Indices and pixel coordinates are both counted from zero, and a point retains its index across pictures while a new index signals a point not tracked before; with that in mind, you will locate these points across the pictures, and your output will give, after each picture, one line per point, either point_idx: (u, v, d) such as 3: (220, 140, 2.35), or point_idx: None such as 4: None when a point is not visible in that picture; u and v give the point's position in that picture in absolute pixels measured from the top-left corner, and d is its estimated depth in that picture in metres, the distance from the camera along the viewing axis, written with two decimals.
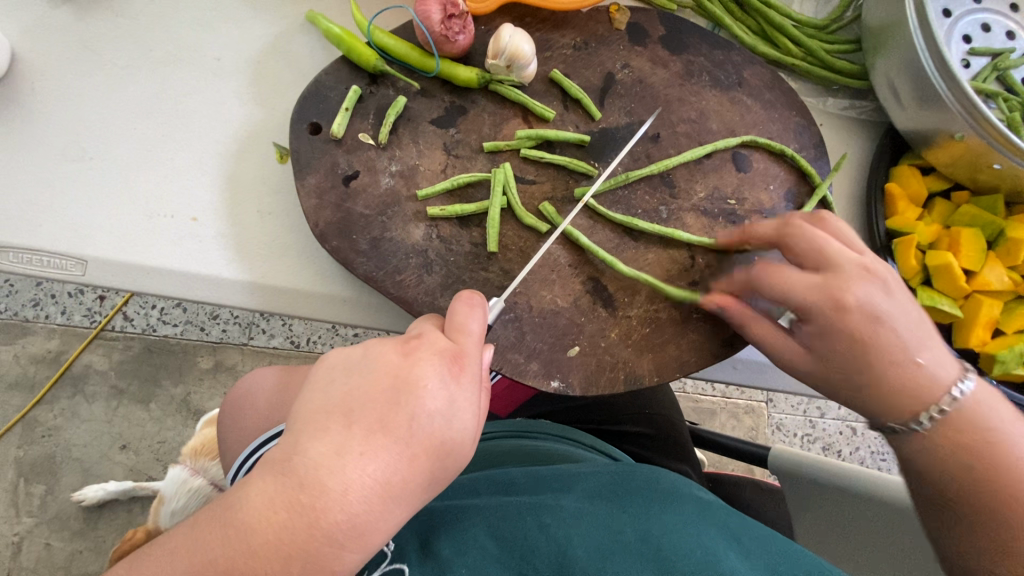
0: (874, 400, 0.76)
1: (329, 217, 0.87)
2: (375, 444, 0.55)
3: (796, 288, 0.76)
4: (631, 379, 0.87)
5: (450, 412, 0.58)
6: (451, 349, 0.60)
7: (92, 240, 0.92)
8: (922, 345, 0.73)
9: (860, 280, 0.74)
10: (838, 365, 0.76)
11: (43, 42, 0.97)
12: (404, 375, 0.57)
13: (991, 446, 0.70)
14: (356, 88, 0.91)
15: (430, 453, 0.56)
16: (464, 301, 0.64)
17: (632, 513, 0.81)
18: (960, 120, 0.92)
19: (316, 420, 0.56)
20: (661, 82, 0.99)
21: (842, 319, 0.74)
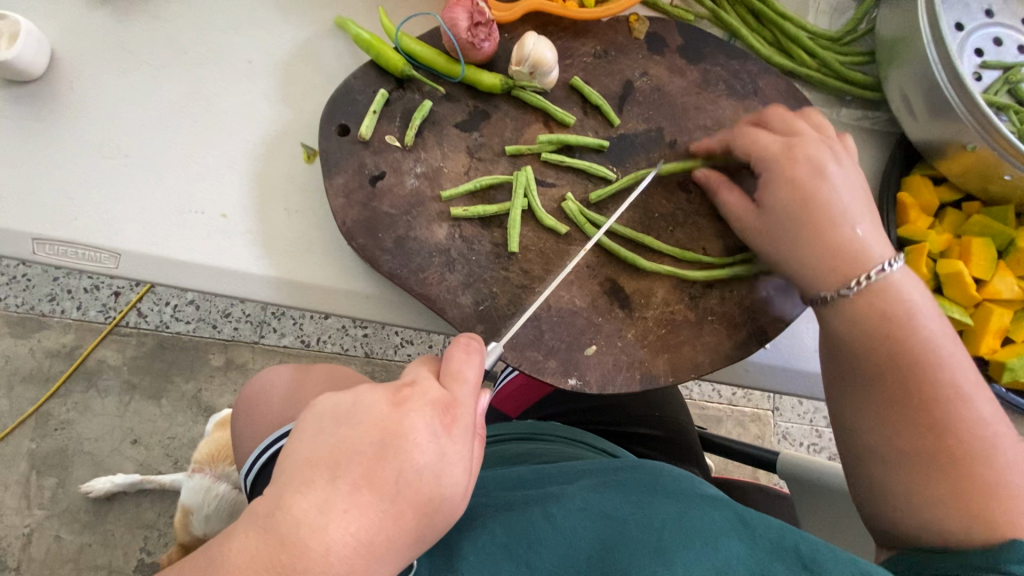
0: (804, 217, 0.84)
1: (356, 215, 0.89)
2: (360, 502, 0.57)
3: (760, 145, 0.89)
4: (648, 379, 0.89)
5: (440, 465, 0.60)
6: (443, 398, 0.63)
7: (125, 234, 0.95)
8: (860, 218, 0.84)
9: (824, 144, 0.87)
10: (778, 213, 0.87)
11: (79, 42, 1.00)
12: (393, 426, 0.60)
13: (909, 326, 0.77)
14: (383, 92, 0.94)
15: (417, 509, 0.59)
16: (461, 347, 0.68)
17: (635, 501, 0.83)
18: (973, 132, 0.94)
19: (301, 474, 0.58)
20: (678, 91, 1.02)
21: (789, 165, 0.86)
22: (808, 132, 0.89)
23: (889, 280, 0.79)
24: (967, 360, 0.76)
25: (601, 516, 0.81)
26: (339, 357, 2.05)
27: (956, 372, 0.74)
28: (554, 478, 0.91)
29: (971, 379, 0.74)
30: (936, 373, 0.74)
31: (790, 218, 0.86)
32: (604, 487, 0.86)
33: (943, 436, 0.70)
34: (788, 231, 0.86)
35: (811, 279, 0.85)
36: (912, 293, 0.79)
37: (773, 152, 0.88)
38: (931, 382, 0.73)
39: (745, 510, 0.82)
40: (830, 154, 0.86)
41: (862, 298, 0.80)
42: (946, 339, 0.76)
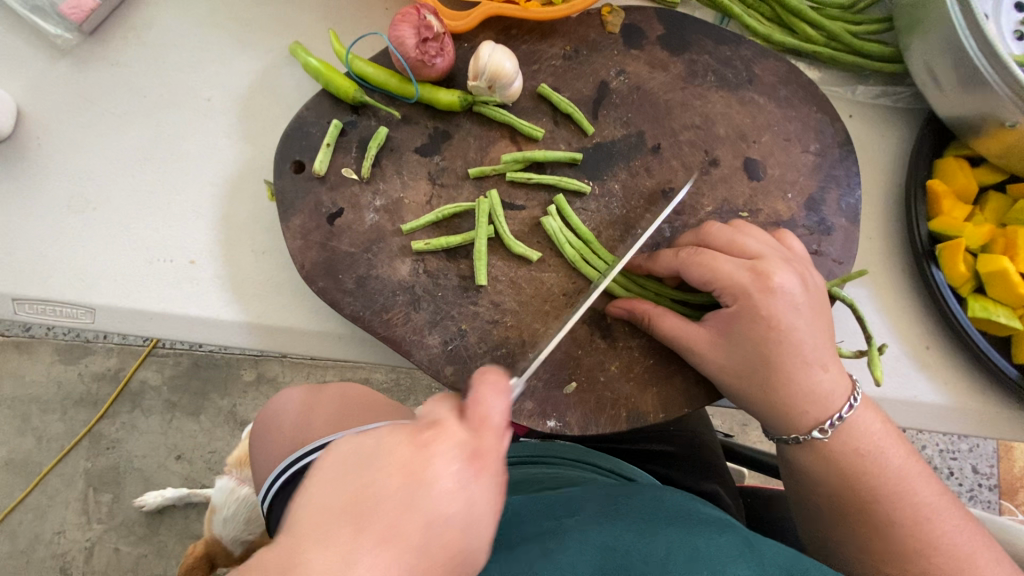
0: (771, 373, 0.73)
1: (314, 257, 0.85)
2: (389, 554, 0.46)
3: (721, 271, 0.75)
4: (634, 417, 0.81)
5: (470, 518, 0.49)
6: (473, 443, 0.50)
7: (98, 289, 0.94)
8: (825, 354, 0.73)
9: (779, 263, 0.75)
10: (746, 356, 0.74)
11: (45, 94, 0.99)
12: (419, 473, 0.48)
13: (875, 459, 0.72)
14: (337, 123, 0.88)
15: (444, 562, 0.48)
16: (485, 379, 0.53)
17: (635, 529, 0.73)
18: (1009, 105, 0.81)
19: (320, 523, 0.46)
20: (660, 87, 0.92)
21: (763, 302, 0.72)
22: (766, 250, 0.76)
23: (857, 418, 0.73)
24: (931, 474, 0.73)
25: (602, 548, 0.70)
26: (364, 367, 2.05)
27: (922, 490, 0.71)
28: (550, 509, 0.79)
29: (937, 493, 0.71)
30: (906, 498, 0.70)
31: (758, 365, 0.73)
32: (607, 515, 0.76)
33: (930, 561, 0.67)
34: (752, 378, 0.74)
35: (782, 424, 0.74)
36: (870, 420, 0.74)
37: (745, 289, 0.73)
38: (905, 507, 0.69)
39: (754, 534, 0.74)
40: (799, 285, 0.74)
41: (835, 440, 0.73)
42: (908, 460, 0.73)
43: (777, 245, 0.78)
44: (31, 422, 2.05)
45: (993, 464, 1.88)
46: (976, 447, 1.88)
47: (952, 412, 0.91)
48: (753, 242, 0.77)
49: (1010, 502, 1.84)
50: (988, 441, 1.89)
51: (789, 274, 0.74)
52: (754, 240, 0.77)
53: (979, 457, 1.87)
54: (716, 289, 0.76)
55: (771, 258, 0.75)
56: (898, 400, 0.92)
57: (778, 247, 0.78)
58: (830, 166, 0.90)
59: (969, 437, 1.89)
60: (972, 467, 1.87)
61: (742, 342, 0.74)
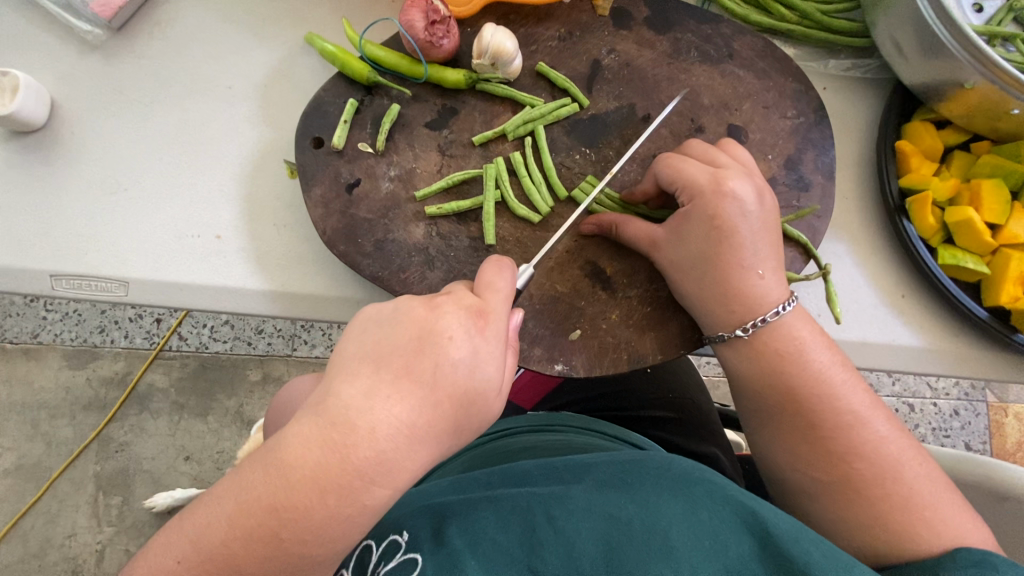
0: (716, 268, 0.81)
1: (335, 224, 0.92)
2: (402, 388, 0.58)
3: (686, 173, 0.83)
4: (635, 359, 0.88)
5: (474, 362, 0.60)
6: (477, 303, 0.63)
7: (132, 263, 1.00)
8: (763, 259, 0.81)
9: (739, 174, 0.82)
10: (692, 250, 0.83)
11: (76, 87, 1.06)
12: (429, 325, 0.60)
13: (827, 398, 0.77)
14: (352, 101, 0.96)
15: (454, 399, 0.59)
16: (492, 262, 0.68)
17: (641, 501, 0.74)
18: (970, 69, 0.89)
19: (347, 365, 0.60)
20: (648, 63, 1.00)
21: (715, 202, 0.80)
22: (731, 163, 0.84)
23: (784, 322, 0.80)
24: (860, 385, 0.79)
25: (607, 516, 0.73)
26: None
27: (848, 399, 0.78)
28: (556, 472, 0.82)
29: (863, 404, 0.78)
30: (834, 406, 0.77)
31: (700, 255, 0.82)
32: (611, 485, 0.77)
33: (853, 466, 0.75)
34: (697, 273, 0.82)
35: (713, 318, 0.83)
36: (822, 356, 0.79)
37: (700, 186, 0.82)
38: (854, 441, 0.76)
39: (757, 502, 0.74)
40: (753, 193, 0.81)
41: (757, 340, 0.81)
42: (838, 370, 0.79)
43: (748, 165, 0.86)
44: (42, 427, 2.09)
45: (986, 440, 1.95)
46: (968, 425, 1.95)
47: (909, 355, 0.99)
48: (721, 156, 0.85)
49: None
50: (980, 418, 1.96)
51: (746, 184, 0.81)
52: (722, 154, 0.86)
53: (971, 433, 1.94)
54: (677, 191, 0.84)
55: (731, 168, 0.83)
56: (877, 343, 0.99)
57: (744, 166, 0.85)
58: (806, 129, 0.98)
59: (961, 415, 1.96)
60: (965, 443, 1.93)
61: (691, 239, 0.83)
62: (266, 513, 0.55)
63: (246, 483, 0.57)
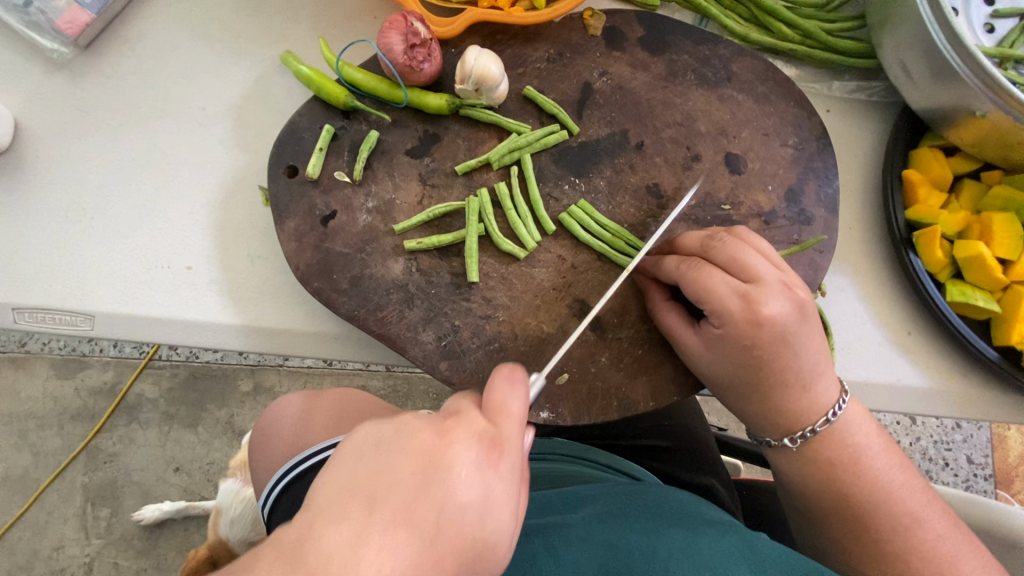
0: (764, 390, 0.75)
1: (309, 259, 0.87)
2: (399, 539, 0.44)
3: (714, 291, 0.75)
4: (625, 405, 0.83)
5: (486, 508, 0.48)
6: (490, 431, 0.50)
7: (96, 296, 0.95)
8: (816, 371, 0.74)
9: (775, 292, 0.73)
10: (729, 369, 0.76)
11: (42, 108, 1.01)
12: (435, 460, 0.47)
13: (853, 470, 0.72)
14: (328, 128, 0.91)
15: (459, 553, 0.46)
16: (502, 375, 0.53)
17: (640, 529, 0.70)
18: (981, 96, 0.83)
19: (336, 501, 0.45)
20: (642, 87, 0.95)
21: (752, 333, 0.73)
22: (770, 273, 0.74)
23: (834, 428, 0.74)
24: (893, 452, 0.75)
25: (604, 544, 0.68)
26: (360, 374, 2.05)
27: (904, 498, 0.71)
28: (558, 504, 0.79)
29: (920, 498, 0.71)
30: (889, 508, 0.70)
31: (737, 381, 0.77)
32: (611, 515, 0.73)
33: (892, 553, 0.69)
34: (739, 391, 0.77)
35: (759, 425, 0.78)
36: (856, 429, 0.74)
37: (732, 315, 0.74)
38: (887, 519, 0.70)
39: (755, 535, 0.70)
40: (793, 311, 0.73)
41: (806, 448, 0.75)
42: (895, 470, 0.73)
43: (779, 266, 0.77)
44: (28, 438, 2.04)
45: (988, 454, 1.90)
46: (970, 438, 1.90)
47: (934, 397, 0.94)
48: (759, 261, 0.75)
49: (1006, 491, 1.85)
50: (982, 431, 1.91)
51: (785, 306, 0.73)
52: (758, 259, 0.75)
53: (973, 447, 1.89)
54: (707, 309, 0.76)
55: (768, 284, 0.74)
56: (881, 382, 0.94)
57: (780, 270, 0.76)
58: (808, 158, 0.93)
59: (964, 428, 1.91)
60: (967, 457, 1.89)
61: (728, 358, 0.76)
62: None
63: None
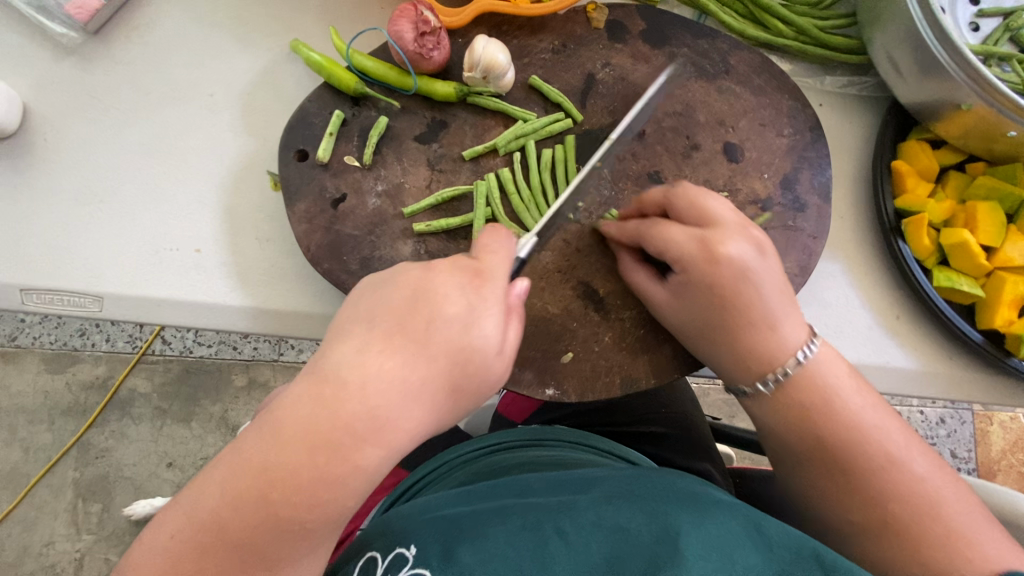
0: (734, 339, 0.78)
1: (320, 240, 0.89)
2: (393, 343, 0.54)
3: (674, 237, 0.79)
4: (628, 383, 0.86)
5: (471, 318, 0.57)
6: (474, 266, 0.61)
7: (106, 278, 0.96)
8: (780, 311, 0.76)
9: (731, 233, 0.77)
10: (699, 317, 0.80)
11: (51, 93, 1.02)
12: (424, 285, 0.57)
13: (828, 411, 0.73)
14: (338, 113, 0.93)
15: (450, 356, 0.55)
16: (490, 232, 0.67)
17: (649, 511, 0.71)
18: (966, 89, 0.88)
19: (342, 325, 0.56)
20: (644, 78, 0.98)
21: (712, 270, 0.76)
22: (726, 217, 0.79)
23: (806, 369, 0.75)
24: (871, 395, 0.75)
25: (615, 529, 0.68)
26: None
27: (883, 438, 0.71)
28: (564, 484, 0.77)
29: (898, 439, 0.72)
30: (866, 449, 0.71)
31: (705, 325, 0.80)
32: (620, 498, 0.73)
33: (876, 489, 0.70)
34: (707, 334, 0.80)
35: (731, 373, 0.80)
36: (829, 370, 0.75)
37: (692, 257, 0.78)
38: (865, 458, 0.71)
39: (759, 515, 0.72)
40: (750, 249, 0.76)
41: (778, 393, 0.76)
42: (871, 411, 0.73)
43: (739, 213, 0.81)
44: (18, 433, 2.00)
45: (971, 448, 1.95)
46: (954, 433, 1.96)
47: (922, 378, 0.98)
48: (715, 204, 0.80)
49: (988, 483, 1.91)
50: (965, 426, 1.97)
51: (743, 243, 0.76)
52: (714, 203, 0.80)
53: (956, 441, 1.95)
54: (670, 258, 0.80)
55: (724, 226, 0.77)
56: (871, 365, 0.98)
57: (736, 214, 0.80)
58: (802, 148, 0.97)
59: (947, 423, 1.96)
60: (950, 451, 1.94)
61: (693, 302, 0.79)
62: (255, 475, 0.52)
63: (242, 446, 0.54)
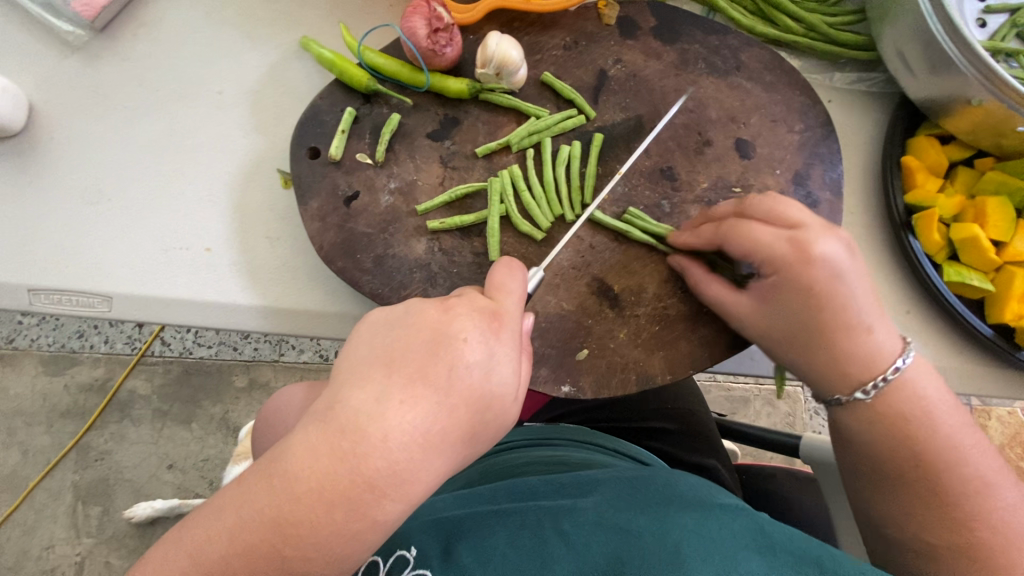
0: (824, 344, 0.76)
1: (333, 239, 0.88)
2: (416, 393, 0.52)
3: (759, 240, 0.76)
4: (644, 379, 0.86)
5: (490, 364, 0.55)
6: (491, 306, 0.58)
7: (115, 278, 0.95)
8: (871, 315, 0.74)
9: (822, 232, 0.74)
10: (793, 321, 0.77)
11: (57, 90, 1.01)
12: (443, 329, 0.55)
13: (930, 426, 0.72)
14: (350, 110, 0.92)
15: (470, 405, 0.53)
16: (502, 266, 0.64)
17: (650, 513, 0.70)
18: (976, 85, 0.88)
19: (357, 370, 0.54)
20: (655, 74, 0.98)
21: (804, 272, 0.73)
22: (808, 219, 0.76)
23: (905, 379, 0.73)
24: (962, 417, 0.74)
25: (616, 530, 0.68)
26: None
27: (976, 461, 0.71)
28: (566, 487, 0.77)
29: (991, 463, 0.72)
30: (961, 470, 0.70)
31: (797, 331, 0.77)
32: (621, 501, 0.73)
33: (965, 515, 0.69)
34: (799, 340, 0.78)
35: (823, 381, 0.77)
36: (927, 386, 0.74)
37: (783, 259, 0.75)
38: (957, 480, 0.70)
39: (765, 518, 0.71)
40: (843, 249, 0.74)
41: (879, 403, 0.74)
42: (963, 432, 0.73)
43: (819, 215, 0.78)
44: (17, 436, 1.98)
45: None
46: None
47: (933, 372, 0.98)
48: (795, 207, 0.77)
49: None
50: None
51: (835, 240, 0.74)
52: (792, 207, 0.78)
53: None
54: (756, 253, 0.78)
55: (812, 226, 0.75)
56: None
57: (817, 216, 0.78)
58: (814, 144, 0.97)
59: None
60: None
61: (787, 308, 0.77)
62: (268, 528, 0.50)
63: (246, 492, 0.52)
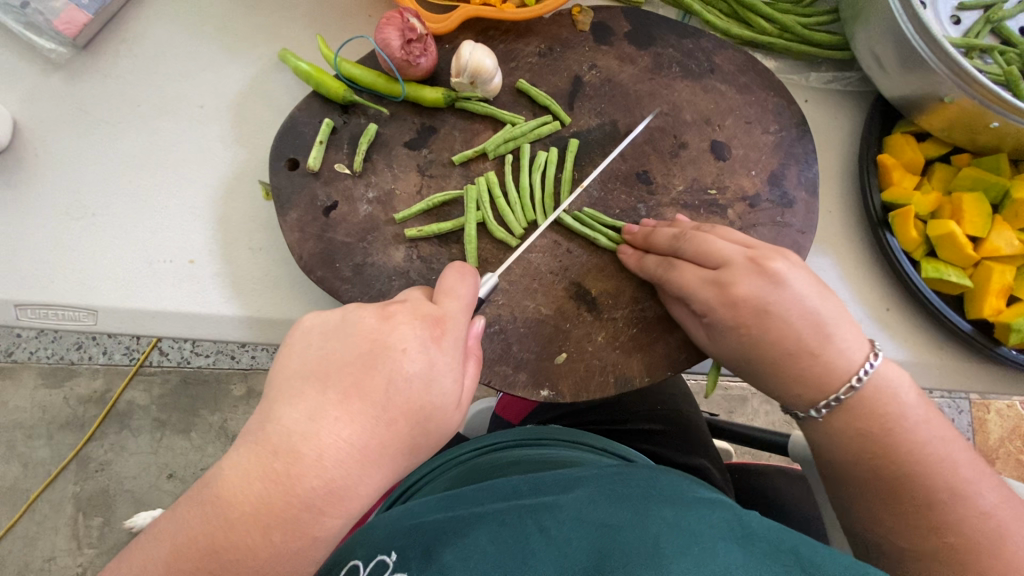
0: (772, 377, 0.78)
1: (312, 248, 0.89)
2: (351, 409, 0.53)
3: (687, 279, 0.81)
4: (622, 381, 0.87)
5: (429, 374, 0.56)
6: (434, 313, 0.59)
7: (101, 292, 0.96)
8: (820, 336, 0.75)
9: (744, 273, 0.77)
10: (739, 355, 0.79)
11: (40, 108, 1.02)
12: (382, 338, 0.56)
13: (893, 438, 0.73)
14: (328, 122, 0.94)
15: (409, 416, 0.55)
16: (454, 271, 0.65)
17: (630, 506, 0.69)
18: (948, 83, 0.88)
19: (290, 386, 0.55)
20: (630, 79, 0.99)
21: (729, 311, 0.77)
22: (735, 255, 0.79)
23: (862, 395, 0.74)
24: (936, 426, 0.75)
25: (598, 526, 0.66)
26: None
27: (946, 469, 0.71)
28: (548, 485, 0.76)
29: (963, 470, 0.72)
30: (929, 480, 0.71)
31: (748, 365, 0.79)
32: (603, 495, 0.71)
33: (942, 526, 0.70)
34: (754, 374, 0.79)
35: (785, 401, 0.79)
36: (892, 397, 0.74)
37: (711, 300, 0.78)
38: (923, 489, 0.71)
39: (743, 509, 0.70)
40: (765, 283, 0.76)
41: (836, 419, 0.75)
42: (935, 441, 0.73)
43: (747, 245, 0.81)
44: (17, 448, 1.99)
45: (969, 437, 1.96)
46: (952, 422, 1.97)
47: (916, 368, 0.99)
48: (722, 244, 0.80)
49: None
50: (963, 414, 1.98)
51: (756, 281, 0.76)
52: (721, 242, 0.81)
53: None
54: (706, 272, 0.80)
55: (735, 266, 0.78)
56: None
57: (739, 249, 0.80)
58: (789, 145, 0.98)
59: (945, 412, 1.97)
60: None
61: (727, 341, 0.79)
62: (203, 556, 0.50)
63: (181, 521, 0.52)
